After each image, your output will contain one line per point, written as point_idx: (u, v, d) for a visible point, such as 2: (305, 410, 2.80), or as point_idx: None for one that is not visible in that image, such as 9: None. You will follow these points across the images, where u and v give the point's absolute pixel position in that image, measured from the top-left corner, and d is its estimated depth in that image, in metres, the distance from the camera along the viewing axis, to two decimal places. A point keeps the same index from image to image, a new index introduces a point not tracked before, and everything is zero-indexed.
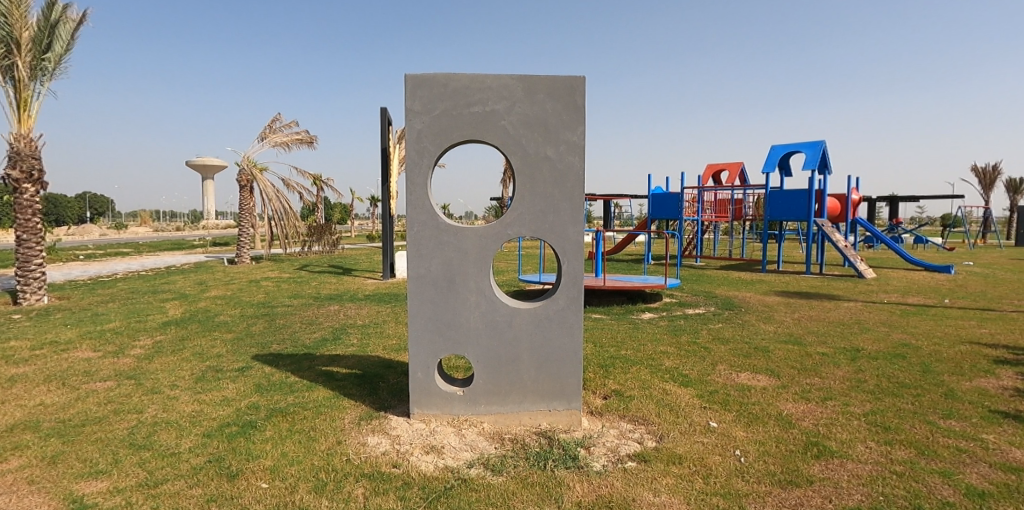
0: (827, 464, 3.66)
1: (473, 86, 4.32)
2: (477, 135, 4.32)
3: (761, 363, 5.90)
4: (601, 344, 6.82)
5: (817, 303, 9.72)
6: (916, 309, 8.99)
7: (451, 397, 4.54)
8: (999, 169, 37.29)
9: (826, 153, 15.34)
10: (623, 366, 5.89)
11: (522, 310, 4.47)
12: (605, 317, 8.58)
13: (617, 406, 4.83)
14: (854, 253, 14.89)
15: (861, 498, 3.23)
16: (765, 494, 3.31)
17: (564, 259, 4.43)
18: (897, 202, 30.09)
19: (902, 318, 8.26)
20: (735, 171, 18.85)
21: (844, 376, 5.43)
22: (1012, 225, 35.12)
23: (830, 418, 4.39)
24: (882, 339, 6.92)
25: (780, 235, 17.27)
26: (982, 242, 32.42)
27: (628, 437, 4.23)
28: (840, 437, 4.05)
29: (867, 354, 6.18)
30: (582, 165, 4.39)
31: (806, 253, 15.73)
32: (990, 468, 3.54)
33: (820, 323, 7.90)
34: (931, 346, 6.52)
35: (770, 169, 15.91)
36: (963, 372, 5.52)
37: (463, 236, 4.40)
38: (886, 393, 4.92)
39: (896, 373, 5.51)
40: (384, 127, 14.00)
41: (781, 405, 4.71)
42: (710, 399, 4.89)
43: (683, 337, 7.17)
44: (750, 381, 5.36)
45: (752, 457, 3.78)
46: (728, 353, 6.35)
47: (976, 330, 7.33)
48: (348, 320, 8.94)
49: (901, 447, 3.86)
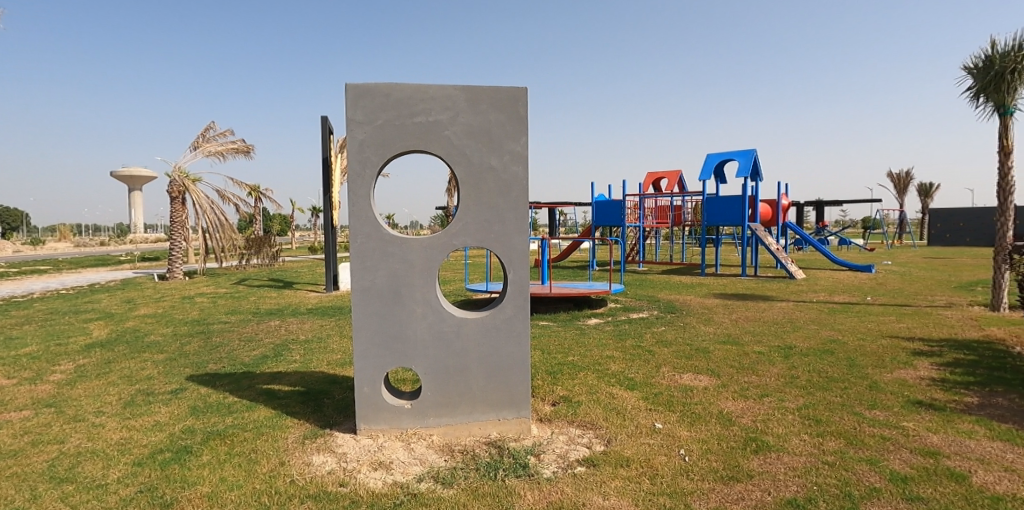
0: (765, 458, 3.82)
1: (416, 95, 4.29)
2: (420, 145, 4.30)
3: (702, 364, 6.10)
4: (548, 351, 6.87)
5: (752, 304, 10.17)
6: (842, 307, 9.55)
7: (400, 411, 4.47)
8: (911, 175, 40.37)
9: (756, 161, 16.10)
10: (571, 372, 5.97)
11: (469, 319, 4.45)
12: (552, 324, 8.67)
13: (566, 412, 4.88)
14: (784, 255, 15.64)
15: (796, 489, 3.39)
16: (709, 491, 3.42)
17: (510, 268, 4.46)
18: (823, 207, 31.94)
19: (829, 315, 8.76)
20: (674, 179, 19.49)
21: (779, 373, 5.70)
22: (924, 226, 37.98)
23: (767, 414, 4.60)
24: (813, 336, 7.31)
25: (718, 240, 17.95)
26: (898, 243, 34.99)
27: (577, 442, 4.29)
28: (776, 431, 4.23)
29: (798, 351, 6.51)
30: (525, 174, 4.44)
31: (741, 256, 16.41)
32: (911, 454, 3.80)
33: (756, 323, 8.27)
34: (857, 341, 6.95)
35: (706, 176, 16.55)
36: (885, 364, 5.91)
37: (409, 247, 4.36)
38: (816, 388, 5.20)
39: (826, 368, 5.83)
40: (325, 136, 13.69)
41: (722, 403, 4.88)
42: (655, 401, 5.02)
43: (628, 341, 7.34)
44: (692, 381, 5.53)
45: (696, 456, 3.91)
46: (671, 355, 6.54)
47: (895, 325, 7.86)
48: (290, 335, 8.65)
49: (832, 438, 4.08)
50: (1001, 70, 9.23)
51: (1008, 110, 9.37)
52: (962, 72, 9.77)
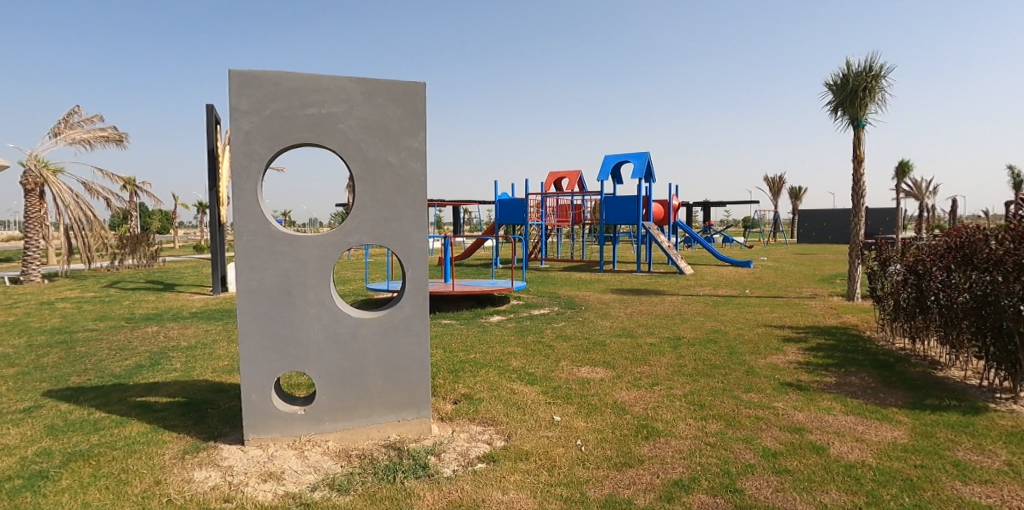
0: (655, 443, 4.04)
1: (308, 86, 4.09)
2: (313, 138, 4.10)
3: (599, 357, 6.35)
4: (451, 350, 6.83)
5: (645, 298, 10.75)
6: (724, 299, 10.34)
7: (292, 418, 4.24)
8: (783, 179, 44.59)
9: (650, 163, 17.02)
10: (473, 370, 5.97)
11: (366, 319, 4.31)
12: (455, 322, 8.63)
13: (467, 409, 4.87)
14: (675, 252, 16.67)
15: (682, 470, 3.61)
16: (603, 478, 3.56)
17: (409, 266, 4.37)
18: (709, 207, 34.41)
19: (713, 308, 9.46)
20: (575, 179, 20.13)
21: (668, 362, 6.06)
22: (794, 225, 42.13)
23: (657, 402, 4.87)
24: (698, 327, 7.84)
25: (615, 238, 18.78)
26: (772, 241, 38.51)
27: (478, 439, 4.29)
28: (665, 417, 4.49)
29: (686, 342, 6.97)
30: (424, 171, 4.38)
31: (637, 253, 17.29)
32: (780, 431, 4.18)
33: (649, 316, 8.74)
34: (736, 331, 7.55)
35: (604, 177, 17.24)
36: (760, 351, 6.47)
37: (300, 245, 4.14)
38: (700, 375, 5.58)
39: (709, 356, 6.28)
40: (211, 126, 12.70)
41: (617, 394, 5.11)
42: (554, 395, 5.15)
43: (529, 337, 7.47)
44: (589, 374, 5.74)
45: (591, 445, 4.05)
46: (570, 349, 6.75)
47: (769, 315, 8.64)
48: (169, 342, 7.93)
49: (713, 421, 4.40)
50: (854, 88, 10.41)
51: (860, 123, 10.59)
52: (824, 87, 10.91)
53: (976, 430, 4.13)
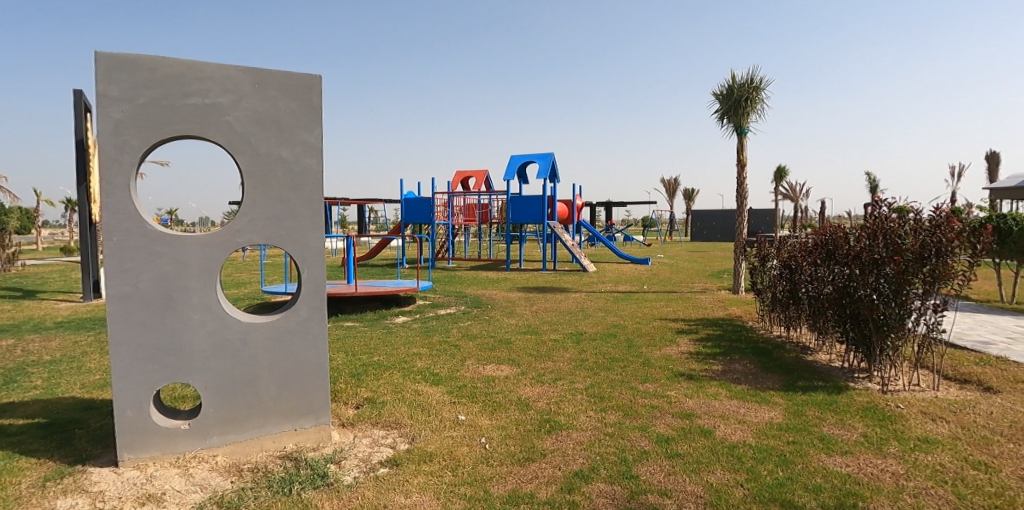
0: (557, 436, 4.14)
1: (189, 73, 3.78)
2: (195, 130, 3.80)
3: (504, 354, 6.43)
4: (353, 353, 6.62)
5: (550, 295, 11.02)
6: (623, 295, 10.84)
7: (175, 433, 3.92)
8: (678, 181, 47.48)
9: (554, 164, 17.46)
10: (376, 373, 5.82)
11: (258, 324, 4.07)
12: (358, 325, 8.38)
13: (370, 414, 4.74)
14: (579, 251, 17.23)
15: (582, 461, 3.74)
16: (506, 474, 3.60)
17: (305, 267, 4.18)
18: (611, 208, 35.91)
19: (613, 303, 9.88)
20: (482, 179, 20.22)
21: (571, 357, 6.25)
22: (688, 225, 45.02)
23: (560, 396, 5.00)
24: (599, 322, 8.16)
25: (522, 237, 19.09)
26: (669, 239, 40.91)
27: (380, 443, 4.19)
28: (567, 411, 4.63)
29: (587, 337, 7.22)
30: (320, 168, 4.20)
31: (543, 252, 17.68)
32: (672, 417, 4.44)
33: (553, 313, 8.97)
34: (634, 325, 7.93)
35: (510, 177, 17.47)
36: (655, 343, 6.85)
37: (182, 245, 3.83)
38: (601, 368, 5.81)
39: (609, 350, 6.55)
40: (79, 114, 11.44)
41: (521, 390, 5.19)
42: (459, 394, 5.14)
43: (435, 337, 7.41)
44: (494, 372, 5.80)
45: (495, 442, 4.09)
46: (475, 348, 6.77)
47: (663, 309, 9.16)
48: (27, 356, 7.04)
49: (612, 412, 4.59)
50: (738, 98, 11.28)
51: (743, 130, 11.49)
52: (712, 96, 11.72)
53: (837, 407, 4.63)
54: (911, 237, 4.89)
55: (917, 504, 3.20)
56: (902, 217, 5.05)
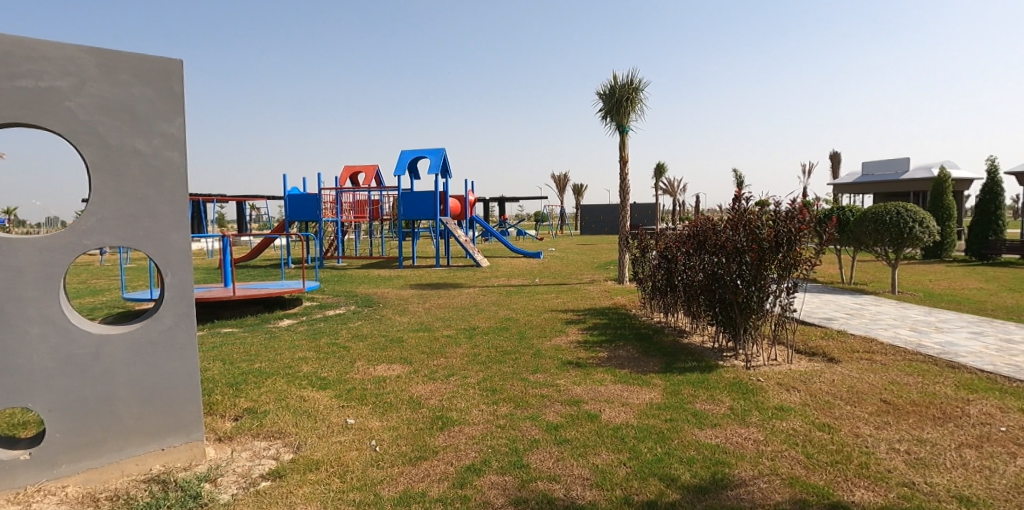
0: (449, 433, 4.14)
1: (17, 51, 3.29)
2: (27, 118, 3.32)
3: (395, 354, 6.30)
4: (231, 361, 6.16)
5: (444, 291, 10.97)
6: (515, 289, 11.05)
7: (12, 466, 3.41)
8: (567, 177, 49.21)
9: (445, 159, 17.37)
10: (257, 381, 5.46)
11: (113, 336, 3.65)
12: (237, 330, 7.80)
13: (250, 425, 4.44)
14: (472, 246, 17.31)
15: (474, 455, 3.77)
16: (398, 475, 3.54)
17: (168, 270, 3.80)
18: (504, 203, 36.41)
19: (506, 297, 10.05)
20: (372, 174, 19.63)
21: (463, 352, 6.27)
22: (577, 219, 46.83)
23: (452, 392, 5.00)
24: (492, 316, 8.26)
25: (415, 234, 18.81)
26: (560, 233, 42.30)
27: (262, 456, 3.94)
28: (459, 406, 4.63)
29: (480, 331, 7.28)
30: (183, 161, 3.84)
31: (436, 248, 17.55)
32: (560, 405, 4.60)
33: (446, 309, 8.95)
34: (525, 317, 8.12)
35: (401, 172, 17.12)
36: (546, 334, 7.06)
37: (13, 249, 3.34)
38: (493, 361, 5.89)
39: (501, 343, 6.65)
40: None
41: (413, 389, 5.12)
42: (348, 397, 4.96)
43: (322, 339, 7.09)
44: (386, 372, 5.67)
45: (386, 444, 4.00)
46: (366, 349, 6.57)
47: (553, 301, 9.47)
48: None
49: (504, 404, 4.66)
50: (619, 98, 11.88)
51: (624, 129, 12.12)
52: (595, 95, 12.24)
53: (708, 384, 5.05)
54: (767, 227, 5.44)
55: (773, 466, 3.58)
56: (759, 209, 5.60)
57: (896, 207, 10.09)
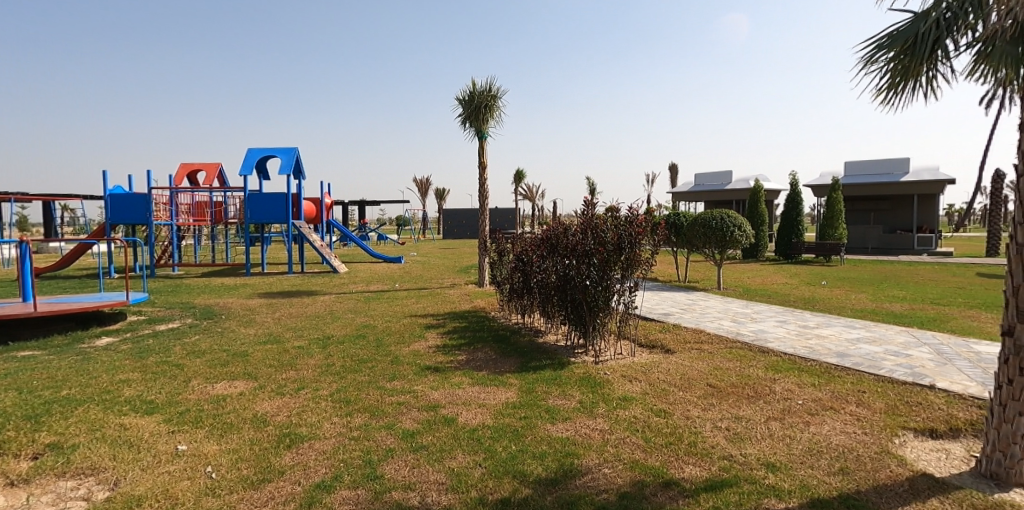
0: (298, 450, 3.89)
1: None
2: None
3: (239, 369, 5.78)
4: (29, 390, 5.22)
5: (296, 300, 10.32)
6: (374, 295, 10.73)
7: None
8: (429, 181, 48.99)
9: (298, 159, 16.38)
10: (63, 411, 4.68)
11: None
12: (38, 353, 6.64)
13: (53, 463, 3.78)
14: (329, 252, 16.53)
15: (325, 471, 3.58)
16: (238, 502, 3.25)
17: None
18: (365, 207, 35.25)
19: (364, 303, 9.72)
20: (213, 172, 17.87)
21: (316, 363, 5.94)
22: (440, 224, 46.80)
23: (301, 406, 4.71)
24: (349, 324, 7.94)
25: (264, 238, 17.48)
26: (423, 237, 41.96)
27: (68, 498, 3.38)
28: (310, 421, 4.38)
29: (335, 340, 6.94)
30: None
31: (289, 254, 16.48)
32: (418, 411, 4.54)
33: (298, 318, 8.42)
34: (384, 324, 7.91)
35: (247, 172, 15.80)
36: (404, 340, 6.94)
37: None
38: (348, 371, 5.65)
39: (357, 351, 6.41)
40: None
41: (257, 406, 4.74)
42: (180, 421, 4.45)
43: (150, 358, 6.29)
44: (226, 389, 5.18)
45: (225, 469, 3.65)
46: (203, 365, 5.96)
47: (414, 306, 9.35)
48: None
49: (359, 415, 4.50)
50: (478, 104, 12.09)
51: (483, 134, 12.34)
52: (455, 100, 12.32)
53: (560, 380, 5.31)
54: (611, 231, 5.88)
55: (617, 452, 3.85)
56: (605, 214, 6.03)
57: (720, 213, 11.44)
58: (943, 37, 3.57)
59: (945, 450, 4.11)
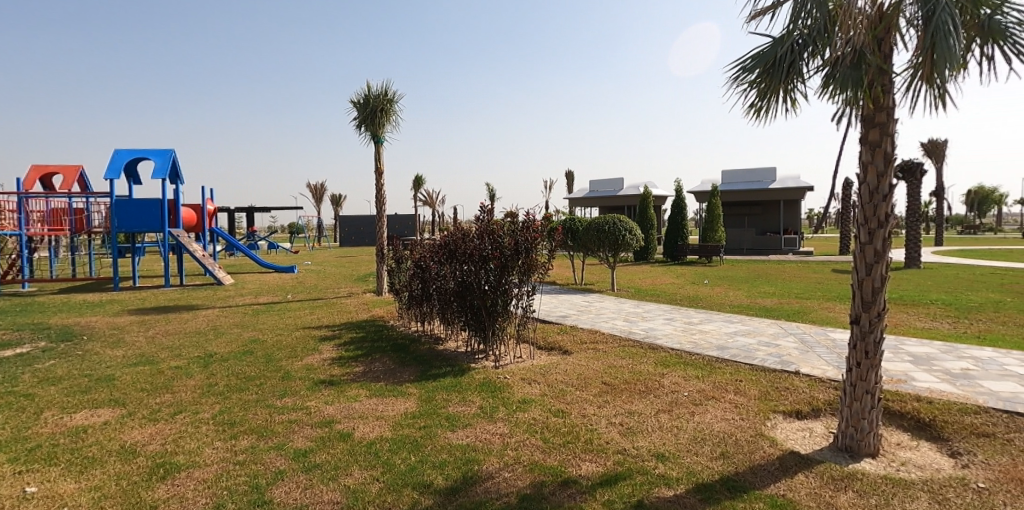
0: (173, 481, 3.55)
1: None
2: None
3: (103, 396, 5.19)
4: None
5: (173, 316, 9.46)
6: (264, 307, 10.11)
7: None
8: (325, 187, 47.07)
9: (175, 162, 15.08)
10: None
11: None
12: None
13: None
14: (212, 262, 15.35)
15: (206, 501, 3.30)
16: None
17: None
18: (253, 213, 33.15)
19: (252, 317, 9.12)
20: (72, 175, 15.96)
21: (196, 384, 5.47)
22: (337, 231, 45.10)
23: (179, 432, 4.31)
24: (235, 339, 7.40)
25: (136, 249, 15.88)
26: (319, 245, 40.21)
27: None
28: (188, 448, 4.02)
29: (218, 358, 6.44)
30: None
31: (165, 265, 15.10)
32: (311, 428, 4.32)
33: (176, 336, 7.72)
34: (274, 338, 7.46)
35: (114, 175, 14.29)
36: (297, 354, 6.58)
37: None
38: (232, 390, 5.26)
39: (244, 369, 5.99)
40: None
41: (126, 436, 4.27)
42: (29, 460, 3.91)
43: None
44: (88, 420, 4.62)
45: None
46: (59, 394, 5.28)
47: (307, 318, 8.91)
48: None
49: (245, 437, 4.20)
50: (374, 107, 11.81)
51: (380, 139, 12.05)
52: (350, 103, 11.96)
53: (460, 387, 5.29)
54: (508, 236, 5.97)
55: (517, 455, 3.90)
56: (502, 219, 6.11)
57: (612, 218, 12.00)
58: (796, 61, 4.01)
59: (808, 429, 4.58)
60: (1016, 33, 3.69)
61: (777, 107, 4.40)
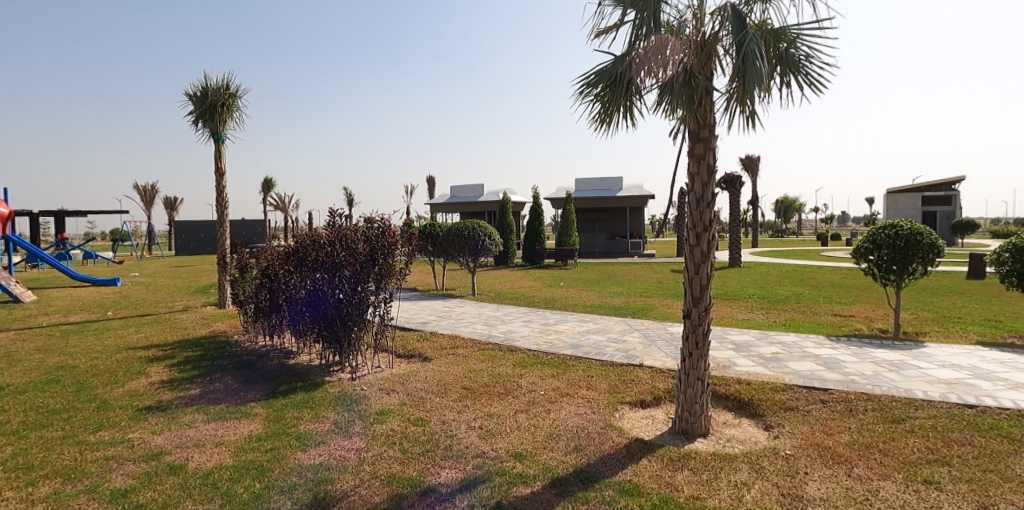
0: None
1: None
2: None
3: None
4: None
5: None
6: (76, 327, 8.74)
7: None
8: (156, 188, 41.99)
9: None
10: None
11: None
12: None
13: None
14: (7, 277, 12.95)
15: None
16: None
17: None
18: (63, 218, 28.53)
19: (60, 339, 7.83)
20: None
21: None
22: (172, 237, 40.44)
23: None
24: (35, 367, 6.30)
25: None
26: (149, 252, 35.75)
27: None
28: None
29: (12, 390, 5.43)
30: None
31: None
32: (133, 464, 3.81)
33: None
34: (88, 362, 6.47)
35: None
36: (118, 379, 5.77)
37: None
38: (30, 428, 4.46)
39: (47, 401, 5.12)
40: None
41: None
42: None
43: None
44: None
45: None
46: None
47: (133, 337, 7.86)
48: None
49: (46, 482, 3.58)
50: (213, 102, 10.78)
51: (220, 137, 11.03)
52: (185, 95, 10.82)
53: (313, 403, 5.01)
54: (362, 242, 5.77)
55: (374, 469, 3.78)
56: (355, 225, 5.89)
57: (472, 223, 12.16)
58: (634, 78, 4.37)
59: (651, 416, 5.01)
60: (807, 64, 4.36)
61: (618, 122, 4.76)
